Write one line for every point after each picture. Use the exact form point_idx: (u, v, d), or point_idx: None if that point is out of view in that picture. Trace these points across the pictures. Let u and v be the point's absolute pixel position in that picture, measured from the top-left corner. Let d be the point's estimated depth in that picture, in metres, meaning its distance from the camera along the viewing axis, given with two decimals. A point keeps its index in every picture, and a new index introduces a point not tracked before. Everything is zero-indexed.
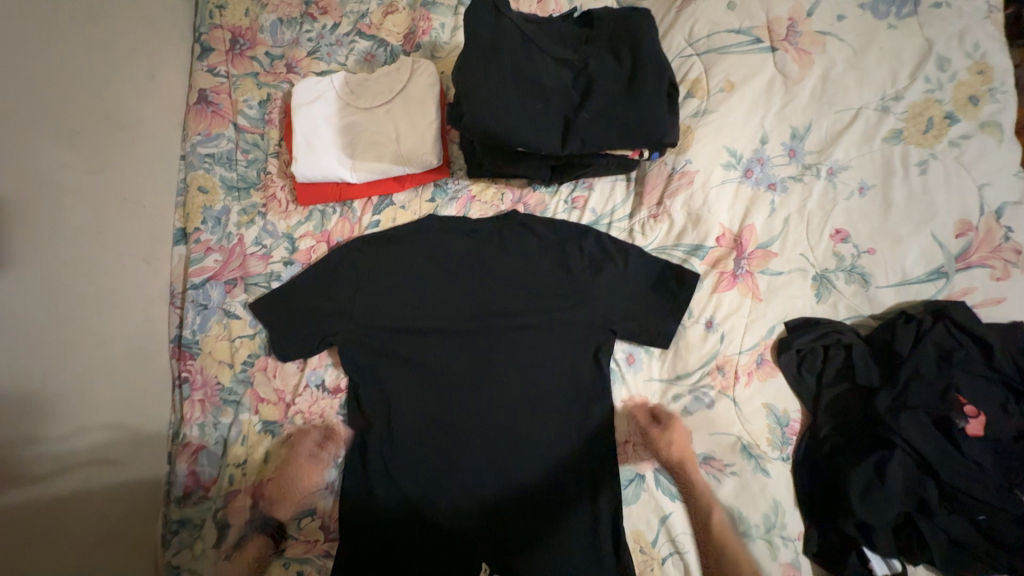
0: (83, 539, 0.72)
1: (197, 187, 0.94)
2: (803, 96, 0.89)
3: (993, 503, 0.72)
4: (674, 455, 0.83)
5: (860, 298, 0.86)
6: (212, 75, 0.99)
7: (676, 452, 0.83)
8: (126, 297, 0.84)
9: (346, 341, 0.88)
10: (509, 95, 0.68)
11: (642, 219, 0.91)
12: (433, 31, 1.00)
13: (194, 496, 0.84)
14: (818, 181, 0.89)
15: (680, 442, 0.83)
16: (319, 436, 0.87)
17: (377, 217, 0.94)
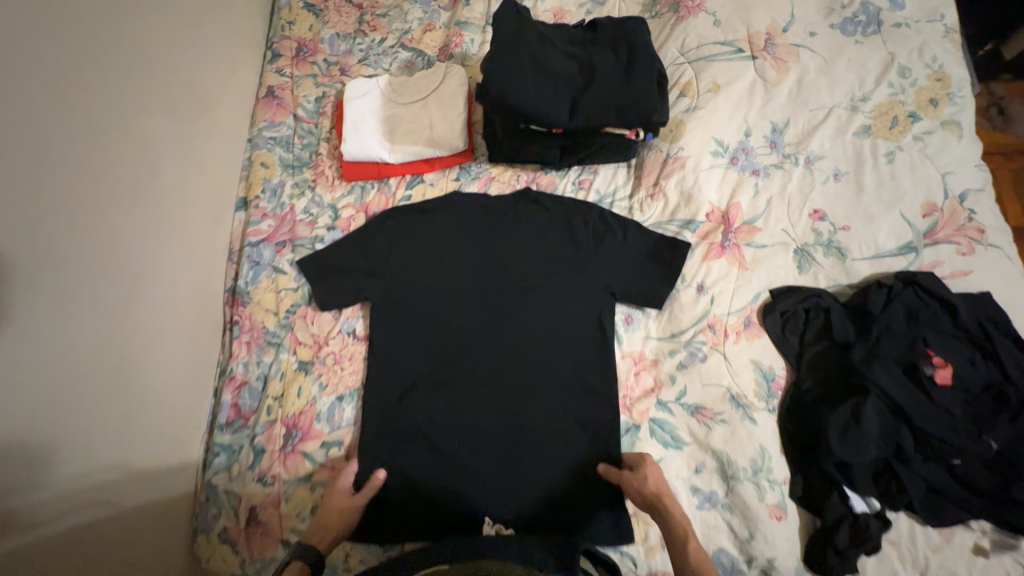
0: (141, 454, 0.82)
1: (260, 163, 1.10)
2: (781, 96, 1.03)
3: (963, 446, 0.78)
4: (650, 491, 0.81)
5: (838, 269, 0.95)
6: (279, 75, 1.18)
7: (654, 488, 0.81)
8: (195, 248, 0.98)
9: (377, 295, 1.00)
10: (527, 78, 0.83)
11: (640, 198, 1.04)
12: (465, 44, 1.19)
13: (234, 424, 0.94)
14: (796, 167, 1.01)
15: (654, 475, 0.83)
16: (348, 374, 0.97)
17: (409, 192, 1.09)
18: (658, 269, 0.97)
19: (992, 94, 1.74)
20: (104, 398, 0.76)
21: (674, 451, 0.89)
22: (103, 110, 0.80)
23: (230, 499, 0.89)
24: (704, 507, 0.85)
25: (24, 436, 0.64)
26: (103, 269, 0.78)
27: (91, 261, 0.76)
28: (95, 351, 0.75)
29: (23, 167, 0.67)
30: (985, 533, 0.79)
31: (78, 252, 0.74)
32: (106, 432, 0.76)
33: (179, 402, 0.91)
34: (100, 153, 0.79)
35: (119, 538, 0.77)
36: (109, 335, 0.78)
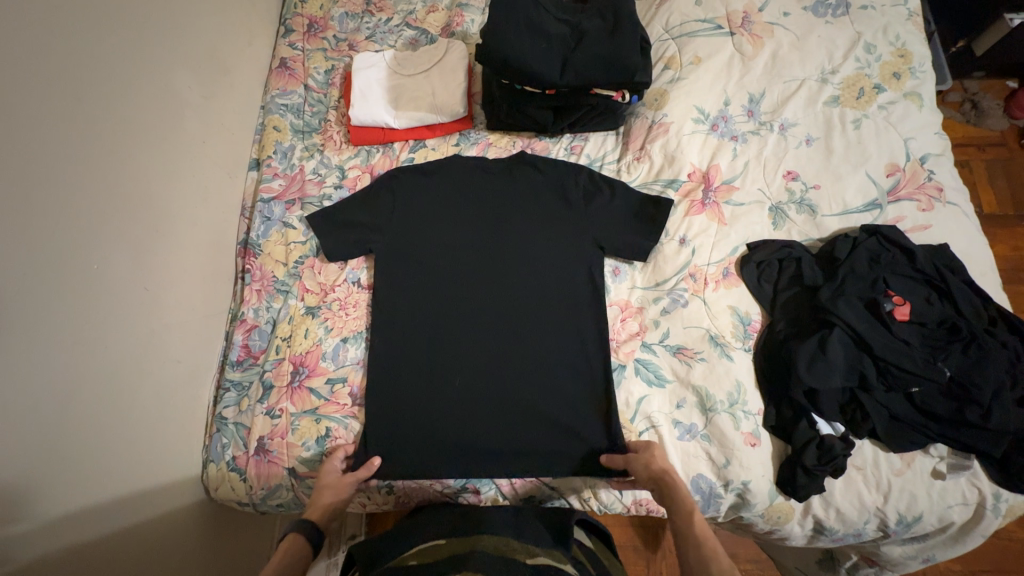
0: (161, 377, 0.89)
1: (272, 127, 1.18)
2: (757, 69, 1.12)
3: (920, 373, 0.85)
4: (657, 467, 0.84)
5: (810, 225, 1.03)
6: (291, 48, 1.26)
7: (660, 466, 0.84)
8: (212, 201, 1.06)
9: (382, 247, 1.07)
10: (522, 39, 0.91)
11: (628, 160, 1.12)
12: (465, 24, 1.28)
13: (246, 362, 1.00)
14: (771, 133, 1.09)
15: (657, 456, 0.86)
16: (352, 319, 1.03)
17: (412, 155, 1.16)
18: (643, 225, 1.05)
19: (966, 91, 1.82)
20: (128, 320, 0.82)
21: (657, 388, 0.95)
22: (135, 59, 0.88)
23: (240, 430, 0.95)
24: (684, 438, 0.91)
25: (59, 340, 0.70)
26: (132, 202, 0.85)
27: (123, 193, 0.83)
28: (123, 274, 0.82)
29: (64, 100, 0.74)
30: (942, 459, 0.86)
31: (110, 185, 0.81)
32: (129, 351, 0.82)
33: (192, 337, 0.97)
34: (134, 98, 0.87)
35: (138, 453, 0.83)
36: (134, 263, 0.85)
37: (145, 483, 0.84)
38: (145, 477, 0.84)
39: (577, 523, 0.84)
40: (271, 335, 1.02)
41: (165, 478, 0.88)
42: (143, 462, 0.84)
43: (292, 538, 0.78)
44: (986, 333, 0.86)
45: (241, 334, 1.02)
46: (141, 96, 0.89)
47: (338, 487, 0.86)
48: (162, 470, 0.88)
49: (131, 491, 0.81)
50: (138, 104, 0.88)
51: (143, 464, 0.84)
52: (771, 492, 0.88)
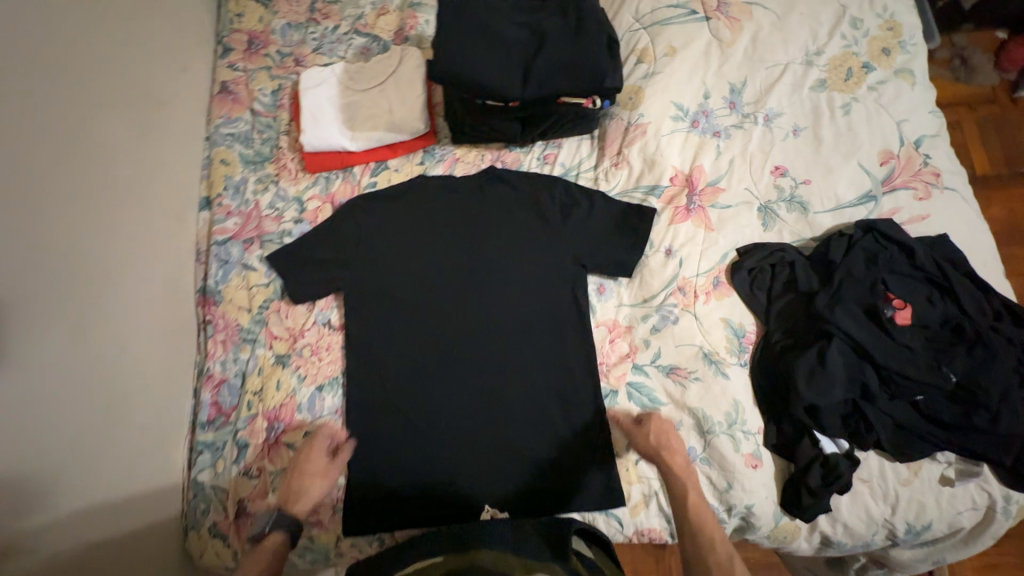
0: (129, 450, 0.83)
1: (219, 161, 1.09)
2: (737, 56, 1.04)
3: (925, 381, 0.80)
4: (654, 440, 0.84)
5: (802, 224, 0.97)
6: (231, 69, 1.15)
7: (658, 437, 0.85)
8: (162, 250, 0.98)
9: (351, 284, 1.00)
10: (477, 50, 0.83)
11: (605, 167, 1.04)
12: (419, 27, 1.18)
13: (217, 421, 0.93)
14: (756, 126, 1.02)
15: (659, 425, 0.86)
16: (325, 365, 0.97)
17: (374, 180, 1.08)
18: (627, 238, 0.98)
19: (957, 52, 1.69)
20: (84, 402, 0.76)
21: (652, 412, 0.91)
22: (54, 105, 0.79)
23: (218, 496, 0.89)
24: None
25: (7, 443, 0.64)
26: (69, 267, 0.77)
27: (57, 259, 0.75)
28: (73, 348, 0.75)
29: None
30: (951, 464, 0.82)
31: (42, 256, 0.73)
32: (89, 436, 0.76)
33: (158, 401, 0.90)
34: (59, 149, 0.78)
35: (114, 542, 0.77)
36: (84, 337, 0.77)
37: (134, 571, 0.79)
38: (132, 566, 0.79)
39: (575, 532, 0.77)
40: (240, 390, 0.96)
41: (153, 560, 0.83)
42: (126, 549, 0.78)
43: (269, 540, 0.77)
44: (992, 331, 0.82)
45: (208, 392, 0.95)
46: (67, 146, 0.80)
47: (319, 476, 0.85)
48: (145, 553, 0.82)
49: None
50: (64, 155, 0.79)
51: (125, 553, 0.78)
52: (776, 514, 0.84)
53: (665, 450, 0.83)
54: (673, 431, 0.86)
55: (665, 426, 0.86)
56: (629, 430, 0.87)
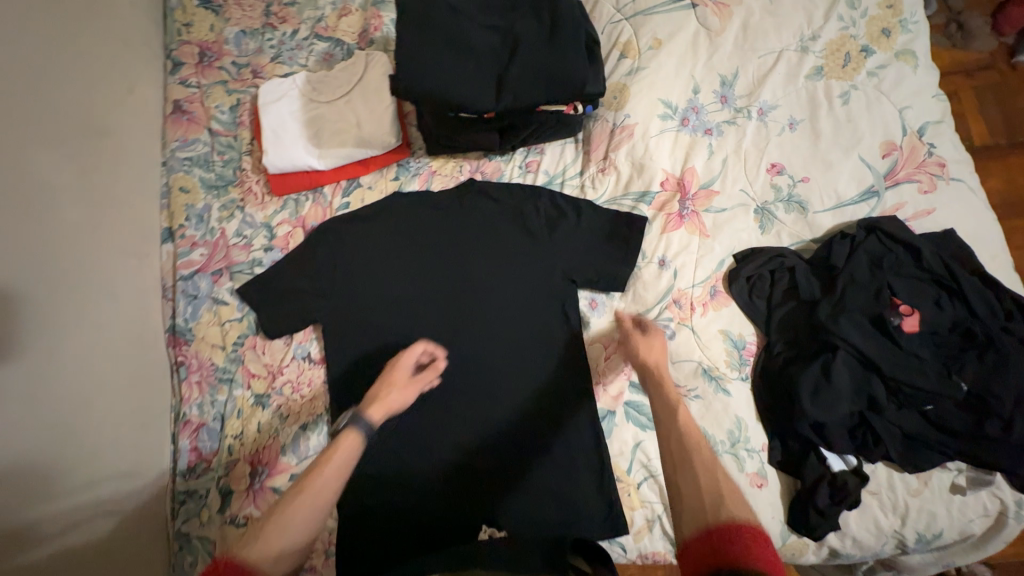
0: (101, 512, 0.79)
1: (179, 188, 1.01)
2: (727, 45, 0.96)
3: (934, 391, 0.77)
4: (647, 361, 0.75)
5: (801, 224, 0.92)
6: (184, 86, 1.07)
7: (653, 362, 0.75)
8: (122, 292, 0.91)
9: (330, 315, 0.94)
10: (444, 63, 0.77)
11: (592, 174, 0.98)
12: (384, 27, 1.09)
13: (198, 468, 0.89)
14: (750, 121, 0.95)
15: (655, 347, 0.77)
16: (308, 402, 0.92)
17: (347, 199, 1.01)
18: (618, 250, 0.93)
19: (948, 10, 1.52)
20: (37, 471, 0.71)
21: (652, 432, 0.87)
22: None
23: (204, 547, 0.84)
24: None
25: None
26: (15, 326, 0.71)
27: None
28: (23, 415, 0.70)
29: None
30: (961, 472, 0.80)
31: None
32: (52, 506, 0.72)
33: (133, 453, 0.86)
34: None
35: None
36: (36, 400, 0.72)
37: None
38: None
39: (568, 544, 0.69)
40: (220, 433, 0.91)
41: None
42: None
43: (348, 436, 0.71)
44: (1004, 334, 0.78)
45: (186, 438, 0.90)
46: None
47: (405, 388, 0.80)
48: None
49: None
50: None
51: None
52: (784, 532, 0.81)
53: (657, 366, 0.74)
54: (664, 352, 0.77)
55: (658, 348, 0.77)
56: (630, 338, 0.80)
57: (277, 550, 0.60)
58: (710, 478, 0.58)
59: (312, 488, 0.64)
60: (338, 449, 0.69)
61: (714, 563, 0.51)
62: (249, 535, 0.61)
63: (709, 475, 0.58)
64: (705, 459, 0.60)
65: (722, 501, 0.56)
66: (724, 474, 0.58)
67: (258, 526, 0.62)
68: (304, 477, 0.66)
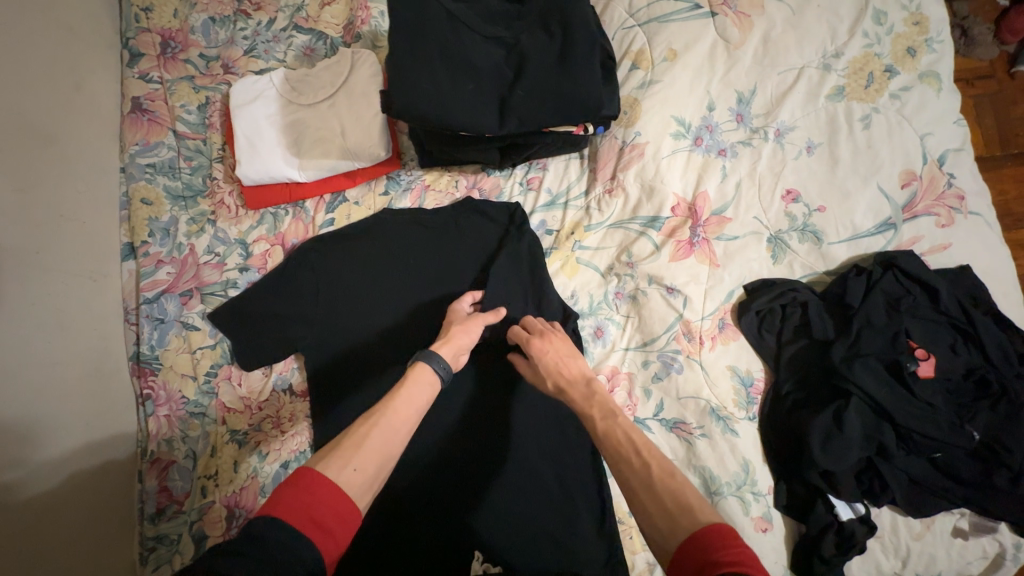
0: (73, 559, 0.72)
1: (141, 199, 0.91)
2: (746, 59, 0.90)
3: (947, 440, 0.75)
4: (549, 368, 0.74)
5: (815, 255, 0.88)
6: (145, 81, 0.95)
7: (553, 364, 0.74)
8: (75, 319, 0.82)
9: (312, 345, 0.86)
10: (440, 78, 0.69)
11: (597, 195, 0.92)
12: (373, 19, 0.97)
13: (169, 511, 0.82)
14: (766, 143, 0.90)
15: (560, 350, 0.76)
16: (288, 438, 0.85)
17: (331, 216, 0.93)
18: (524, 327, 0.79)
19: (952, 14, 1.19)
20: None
21: None
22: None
23: None
24: None
25: None
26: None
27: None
28: None
29: None
30: (964, 516, 0.78)
31: None
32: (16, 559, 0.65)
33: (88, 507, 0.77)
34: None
35: None
36: None
37: None
38: None
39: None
40: (194, 471, 0.84)
41: None
42: None
43: (421, 366, 0.67)
44: (1017, 382, 0.77)
45: (153, 477, 0.83)
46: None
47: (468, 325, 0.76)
48: None
49: None
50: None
51: None
52: None
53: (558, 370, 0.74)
54: (577, 352, 0.78)
55: (562, 355, 0.75)
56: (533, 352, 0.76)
57: (355, 465, 0.54)
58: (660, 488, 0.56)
59: (386, 417, 0.59)
60: (412, 383, 0.65)
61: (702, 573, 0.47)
62: (320, 451, 0.55)
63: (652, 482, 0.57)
64: (648, 466, 0.59)
65: (681, 511, 0.53)
66: (673, 478, 0.57)
67: (327, 449, 0.55)
68: (378, 406, 0.61)
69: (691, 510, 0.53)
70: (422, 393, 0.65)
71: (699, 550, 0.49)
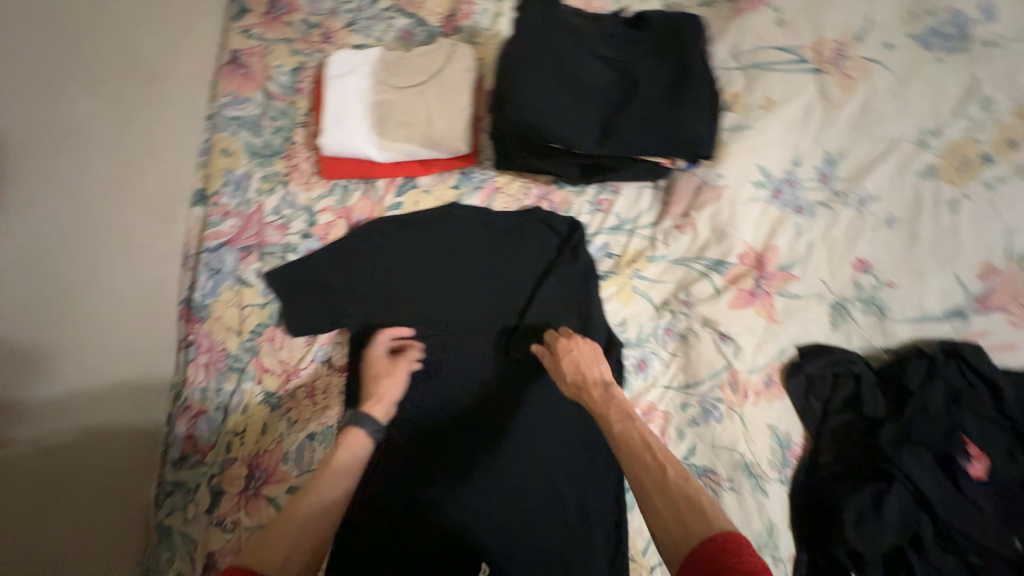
0: (95, 484, 0.74)
1: (221, 149, 0.92)
2: (841, 120, 0.88)
3: (987, 546, 0.73)
4: (568, 364, 0.77)
5: (876, 329, 0.86)
6: (246, 37, 0.97)
7: (575, 361, 0.77)
8: (142, 255, 0.84)
9: (359, 322, 0.87)
10: (550, 88, 0.69)
11: (665, 228, 0.91)
12: (475, 16, 0.99)
13: (191, 459, 0.82)
14: (846, 208, 0.88)
15: (579, 349, 0.78)
16: (319, 410, 0.86)
17: (400, 199, 0.93)
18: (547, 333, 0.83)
19: None
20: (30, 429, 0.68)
21: None
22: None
23: (185, 546, 0.79)
24: None
25: None
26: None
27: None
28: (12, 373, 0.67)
29: None
30: None
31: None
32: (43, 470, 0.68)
33: (113, 446, 0.77)
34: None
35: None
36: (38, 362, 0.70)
37: None
38: None
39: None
40: (224, 425, 0.84)
41: None
42: None
43: (355, 433, 0.71)
44: None
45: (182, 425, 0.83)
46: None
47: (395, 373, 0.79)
48: None
49: None
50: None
51: None
52: None
53: (578, 368, 0.76)
54: (599, 356, 0.79)
55: (583, 353, 0.78)
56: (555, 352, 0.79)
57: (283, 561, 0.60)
58: (678, 493, 0.56)
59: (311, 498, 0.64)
60: (343, 452, 0.69)
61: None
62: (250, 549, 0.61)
63: (669, 485, 0.57)
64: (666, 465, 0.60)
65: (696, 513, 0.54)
66: (690, 483, 0.57)
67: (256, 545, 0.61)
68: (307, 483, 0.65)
69: (703, 515, 0.54)
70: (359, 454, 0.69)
71: (717, 554, 0.49)
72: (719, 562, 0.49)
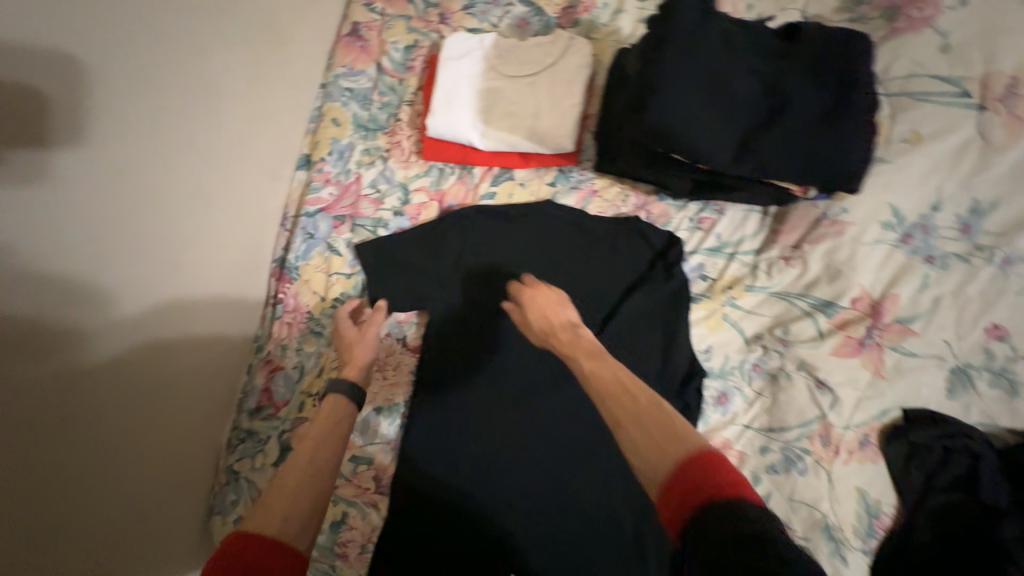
0: (184, 422, 0.77)
1: (331, 119, 0.94)
2: (1000, 166, 0.78)
3: None
4: (539, 313, 0.77)
5: (1001, 406, 0.76)
6: (368, 9, 0.97)
7: (548, 310, 0.76)
8: (249, 210, 0.87)
9: (439, 307, 0.87)
10: (696, 97, 0.68)
11: (770, 258, 0.86)
12: (595, 10, 0.96)
13: (264, 412, 0.86)
14: (988, 266, 0.78)
15: (546, 299, 0.78)
16: (388, 385, 0.87)
17: (494, 189, 0.93)
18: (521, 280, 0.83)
19: None
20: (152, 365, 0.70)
21: None
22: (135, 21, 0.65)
23: (248, 495, 0.82)
24: None
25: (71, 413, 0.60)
26: (132, 224, 0.66)
27: (119, 213, 0.64)
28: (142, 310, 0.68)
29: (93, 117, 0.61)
30: None
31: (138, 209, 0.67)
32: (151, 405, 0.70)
33: (205, 387, 0.81)
34: (123, 79, 0.64)
35: (150, 515, 0.72)
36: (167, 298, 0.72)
37: (159, 548, 0.74)
38: (157, 538, 0.73)
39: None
40: (299, 383, 0.87)
41: (172, 545, 0.76)
42: (154, 530, 0.73)
43: (333, 399, 0.74)
44: None
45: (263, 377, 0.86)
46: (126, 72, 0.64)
47: (363, 338, 0.83)
48: (169, 531, 0.76)
49: (144, 563, 0.71)
50: (139, 89, 0.66)
51: (156, 527, 0.73)
52: None
53: (545, 317, 0.76)
54: (566, 303, 0.79)
55: (556, 302, 0.78)
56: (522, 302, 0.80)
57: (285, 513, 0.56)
58: (656, 421, 0.53)
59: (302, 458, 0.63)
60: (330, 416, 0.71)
61: (701, 492, 0.44)
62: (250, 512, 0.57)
63: (648, 415, 0.54)
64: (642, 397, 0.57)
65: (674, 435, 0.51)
66: (665, 412, 0.54)
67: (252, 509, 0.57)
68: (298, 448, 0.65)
69: (678, 438, 0.50)
70: (342, 417, 0.72)
71: (699, 473, 0.45)
72: (701, 482, 0.44)
